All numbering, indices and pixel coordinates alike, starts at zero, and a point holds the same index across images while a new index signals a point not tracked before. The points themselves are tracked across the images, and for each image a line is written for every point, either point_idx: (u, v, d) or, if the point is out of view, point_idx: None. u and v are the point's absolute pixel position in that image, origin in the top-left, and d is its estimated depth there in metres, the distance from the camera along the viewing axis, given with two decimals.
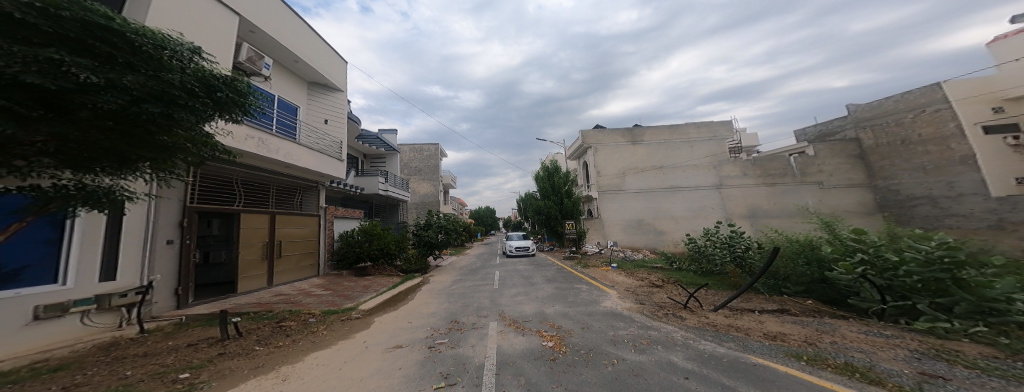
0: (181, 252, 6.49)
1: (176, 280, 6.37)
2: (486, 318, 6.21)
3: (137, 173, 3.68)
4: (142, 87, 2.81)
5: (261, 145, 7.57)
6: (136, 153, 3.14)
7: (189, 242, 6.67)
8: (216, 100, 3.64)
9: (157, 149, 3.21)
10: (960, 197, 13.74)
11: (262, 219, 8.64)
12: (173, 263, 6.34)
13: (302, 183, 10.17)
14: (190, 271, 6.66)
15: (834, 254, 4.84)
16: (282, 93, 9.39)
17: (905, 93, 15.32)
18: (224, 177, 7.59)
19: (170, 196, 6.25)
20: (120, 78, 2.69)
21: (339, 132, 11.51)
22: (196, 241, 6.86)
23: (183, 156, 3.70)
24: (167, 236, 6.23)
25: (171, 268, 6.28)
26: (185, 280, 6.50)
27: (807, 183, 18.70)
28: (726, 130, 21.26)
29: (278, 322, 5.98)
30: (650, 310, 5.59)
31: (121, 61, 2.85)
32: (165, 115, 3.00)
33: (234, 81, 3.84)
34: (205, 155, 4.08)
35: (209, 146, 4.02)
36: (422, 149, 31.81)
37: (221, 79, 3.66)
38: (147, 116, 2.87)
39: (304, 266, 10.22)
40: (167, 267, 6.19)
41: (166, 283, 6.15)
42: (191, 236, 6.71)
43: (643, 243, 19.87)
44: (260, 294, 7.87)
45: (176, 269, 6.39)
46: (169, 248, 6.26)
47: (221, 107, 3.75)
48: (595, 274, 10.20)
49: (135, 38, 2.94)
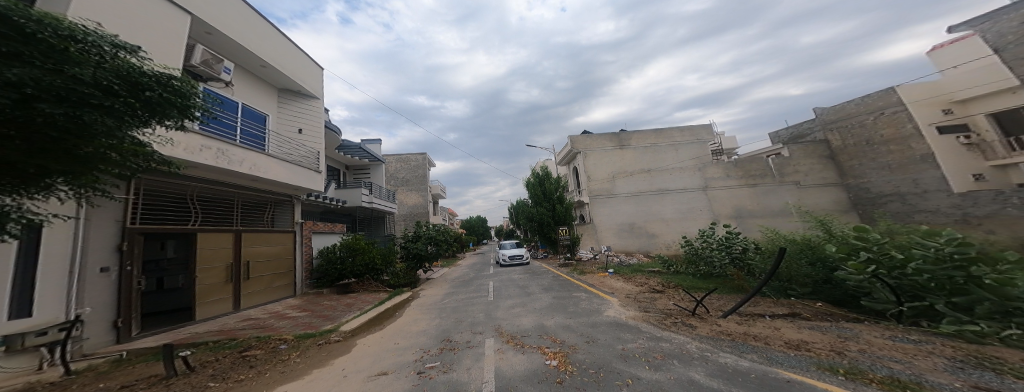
0: (120, 281, 5.61)
1: (115, 311, 5.48)
2: (481, 335, 5.69)
3: (45, 187, 3.02)
4: (40, 83, 2.45)
5: (220, 155, 6.81)
6: (43, 165, 2.68)
7: (132, 269, 5.78)
8: (145, 101, 3.28)
9: (73, 161, 2.82)
10: (925, 193, 14.48)
11: (225, 237, 7.78)
12: (109, 293, 5.44)
13: (273, 196, 9.36)
14: (134, 300, 5.81)
15: (840, 254, 4.69)
16: (247, 100, 8.63)
17: (865, 97, 16.25)
18: (178, 191, 6.76)
19: (104, 212, 5.43)
20: (7, 71, 2.33)
21: (316, 141, 10.75)
22: (141, 267, 5.97)
23: (103, 169, 3.25)
24: (101, 262, 5.37)
25: (109, 299, 5.40)
26: (126, 311, 5.61)
27: (785, 183, 19.40)
28: (707, 133, 21.88)
29: (242, 351, 5.21)
30: (657, 319, 5.29)
31: (11, 53, 2.50)
32: (72, 117, 2.61)
33: (169, 79, 3.50)
34: (134, 167, 3.63)
35: (140, 155, 3.58)
36: (408, 159, 30.96)
37: (152, 77, 3.32)
38: (47, 118, 2.49)
39: (278, 286, 9.34)
40: (102, 297, 5.31)
41: (102, 316, 5.26)
42: (134, 261, 5.85)
43: (636, 247, 19.87)
44: (223, 320, 6.99)
45: (114, 300, 5.49)
46: (104, 277, 5.38)
47: (152, 108, 3.38)
48: (593, 281, 9.88)
49: (28, 24, 2.60)
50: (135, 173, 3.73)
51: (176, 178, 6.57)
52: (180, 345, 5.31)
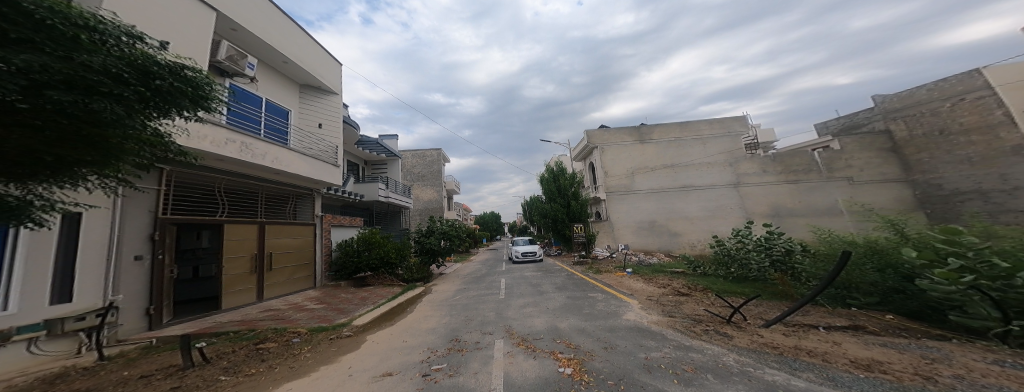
0: (152, 269, 5.88)
1: (147, 299, 5.74)
2: (492, 336, 5.37)
3: (77, 180, 2.93)
4: (47, 70, 2.22)
5: (244, 149, 7.05)
6: (63, 156, 2.52)
7: (163, 258, 6.05)
8: (157, 91, 3.03)
9: (95, 151, 2.66)
10: (1015, 190, 12.38)
11: (250, 228, 8.07)
12: (142, 281, 5.71)
13: (295, 190, 9.64)
14: (166, 288, 6.09)
15: (921, 259, 3.87)
16: (271, 96, 8.94)
17: (940, 81, 14.14)
18: (206, 184, 7.04)
19: (137, 204, 5.69)
20: (12, 56, 2.09)
21: (335, 136, 10.99)
22: (172, 256, 6.24)
23: (127, 160, 3.17)
24: (136, 250, 5.62)
25: (141, 286, 5.66)
26: (157, 299, 5.86)
27: (833, 179, 17.50)
28: (740, 125, 20.21)
29: (256, 344, 5.24)
30: (683, 325, 4.72)
31: (16, 38, 2.24)
32: (81, 106, 2.36)
33: (182, 69, 3.26)
34: (152, 156, 3.54)
35: (158, 145, 3.45)
36: (425, 155, 31.43)
37: (165, 67, 3.08)
38: (55, 107, 2.26)
39: (298, 278, 9.60)
40: (136, 285, 5.58)
41: (135, 302, 5.51)
42: (165, 250, 6.11)
43: (657, 246, 18.82)
44: (246, 310, 7.23)
45: (147, 288, 5.76)
46: (138, 265, 5.64)
47: (163, 98, 3.13)
48: (610, 281, 9.26)
49: (37, 10, 2.31)
50: (153, 163, 3.68)
51: (204, 171, 6.83)
52: (202, 335, 5.44)
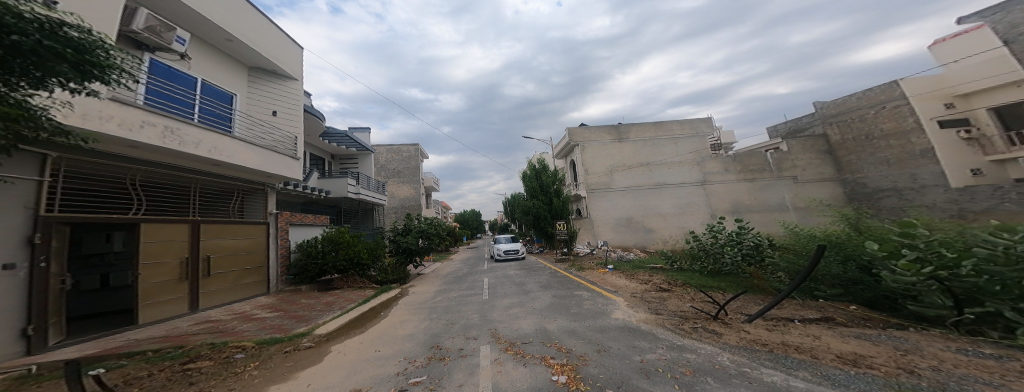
0: (32, 281, 4.64)
1: (23, 317, 4.53)
2: (476, 342, 5.03)
3: None
4: None
5: (167, 134, 5.96)
6: None
7: (47, 266, 4.85)
8: (14, 46, 2.49)
9: None
10: (922, 188, 14.37)
11: (180, 228, 6.91)
12: (16, 296, 4.47)
13: (240, 184, 8.47)
14: (52, 303, 4.90)
15: (882, 253, 4.15)
16: (210, 77, 7.66)
17: (867, 90, 15.99)
18: (114, 175, 5.84)
19: (5, 199, 4.42)
20: None
21: (293, 125, 9.82)
22: (58, 264, 5.00)
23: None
24: (3, 258, 4.38)
25: (13, 304, 4.43)
26: (39, 317, 4.66)
27: (783, 178, 19.33)
28: (707, 127, 21.50)
29: (185, 363, 4.40)
30: (672, 323, 4.81)
31: None
32: None
33: (60, 27, 2.74)
34: (16, 131, 2.92)
35: (25, 117, 2.85)
36: (400, 150, 29.84)
37: (30, 20, 2.55)
38: None
39: (247, 283, 8.51)
40: (6, 301, 4.37)
41: (5, 322, 4.31)
42: (50, 256, 4.90)
43: (633, 242, 19.63)
44: (175, 323, 6.16)
45: (25, 306, 4.56)
46: (8, 276, 4.42)
47: (28, 57, 2.60)
48: (594, 278, 9.34)
49: None
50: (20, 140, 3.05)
51: (107, 158, 5.64)
52: (107, 356, 4.46)
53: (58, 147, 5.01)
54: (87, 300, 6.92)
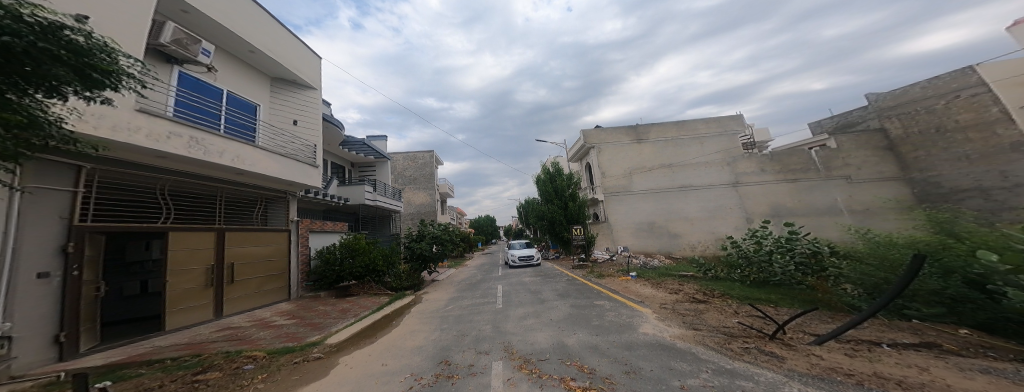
0: (66, 289, 4.70)
1: (58, 323, 4.58)
2: (488, 358, 4.54)
3: None
4: None
5: (192, 144, 6.16)
6: None
7: (79, 274, 4.88)
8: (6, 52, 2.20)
9: None
10: (1017, 187, 12.21)
11: (206, 237, 7.06)
12: (51, 303, 4.54)
13: (263, 193, 8.69)
14: (84, 312, 4.93)
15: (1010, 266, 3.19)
16: (234, 88, 8.00)
17: (933, 79, 13.96)
18: (144, 185, 6.01)
19: (43, 209, 4.55)
20: None
21: (313, 134, 10.10)
22: (91, 272, 5.08)
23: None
24: (40, 267, 4.46)
25: (49, 311, 4.49)
26: (72, 323, 4.72)
27: (832, 177, 17.34)
28: (737, 124, 19.96)
29: (195, 374, 4.26)
30: (714, 341, 4.07)
31: None
32: None
33: (59, 29, 2.45)
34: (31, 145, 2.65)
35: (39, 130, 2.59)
36: (417, 157, 30.38)
37: (25, 22, 2.27)
38: None
39: (269, 289, 8.62)
40: (39, 309, 4.39)
41: (40, 328, 4.36)
42: (82, 264, 4.94)
43: (657, 248, 18.36)
44: (198, 330, 6.22)
45: (56, 315, 4.56)
46: (42, 285, 4.45)
47: (24, 64, 2.31)
48: (615, 286, 8.54)
49: None
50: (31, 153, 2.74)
51: (137, 169, 5.82)
52: (129, 364, 4.44)
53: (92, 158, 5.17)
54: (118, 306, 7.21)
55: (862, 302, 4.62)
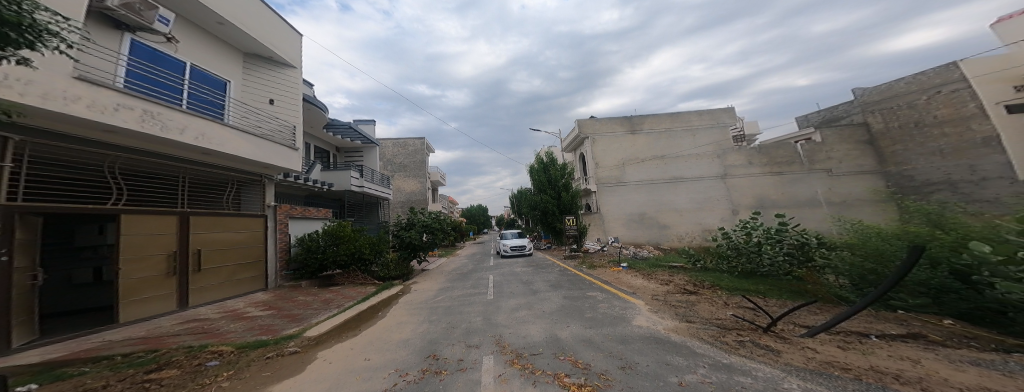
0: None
1: None
2: (478, 352, 4.37)
3: None
4: None
5: (147, 118, 5.58)
6: None
7: (9, 260, 4.39)
8: None
9: None
10: (983, 182, 12.81)
11: (167, 221, 6.56)
12: None
13: (233, 175, 8.16)
14: (15, 302, 4.46)
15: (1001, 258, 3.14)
16: (200, 62, 7.28)
17: (918, 74, 14.23)
18: (89, 162, 5.43)
19: None
20: None
21: (291, 115, 9.44)
22: (21, 260, 4.56)
23: None
24: None
25: None
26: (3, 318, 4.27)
27: (815, 171, 17.85)
28: (728, 117, 20.16)
29: (148, 373, 3.91)
30: (708, 335, 4.01)
31: None
32: None
33: None
34: None
35: None
36: (407, 144, 29.46)
37: None
38: None
39: (241, 279, 8.20)
40: None
41: None
42: (13, 249, 4.44)
43: (646, 238, 18.65)
44: (158, 322, 5.81)
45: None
46: None
47: None
48: (607, 277, 8.52)
49: None
50: None
51: (79, 144, 5.23)
52: (72, 362, 4.08)
53: (21, 130, 4.57)
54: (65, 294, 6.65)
55: (852, 294, 4.61)
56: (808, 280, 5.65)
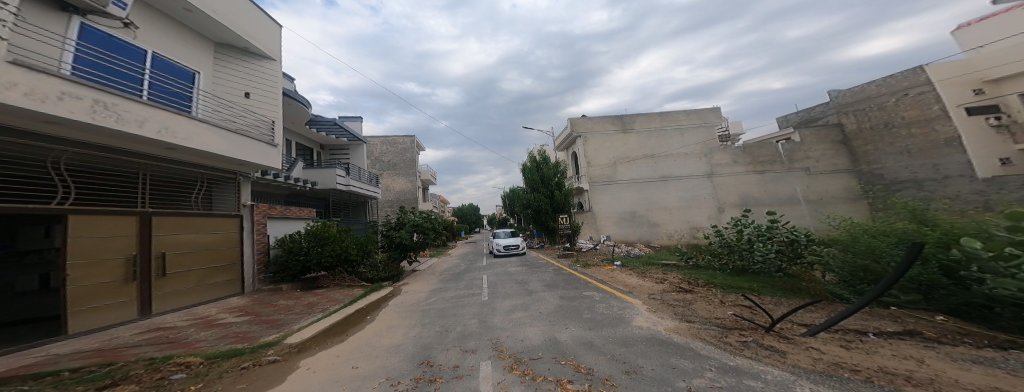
0: None
1: None
2: (474, 357, 4.16)
3: None
4: None
5: (97, 108, 5.01)
6: None
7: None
8: None
9: None
10: (946, 180, 13.61)
11: (125, 222, 5.98)
12: None
13: (202, 172, 7.57)
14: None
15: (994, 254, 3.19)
16: (164, 51, 6.67)
17: (888, 77, 14.79)
18: (27, 155, 4.83)
19: None
20: None
21: (268, 109, 8.85)
22: None
23: None
24: None
25: None
26: None
27: (795, 169, 18.62)
28: (714, 117, 20.64)
29: (102, 388, 3.48)
30: (710, 335, 3.97)
31: None
32: None
33: None
34: None
35: None
36: (395, 141, 28.68)
37: None
38: None
39: (214, 284, 7.64)
40: None
41: None
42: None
43: (637, 236, 18.90)
44: (116, 333, 5.27)
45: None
46: None
47: None
48: (602, 276, 8.48)
49: None
50: None
51: (12, 135, 4.61)
52: (9, 380, 3.57)
53: None
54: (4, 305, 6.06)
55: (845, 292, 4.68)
56: (800, 277, 5.79)
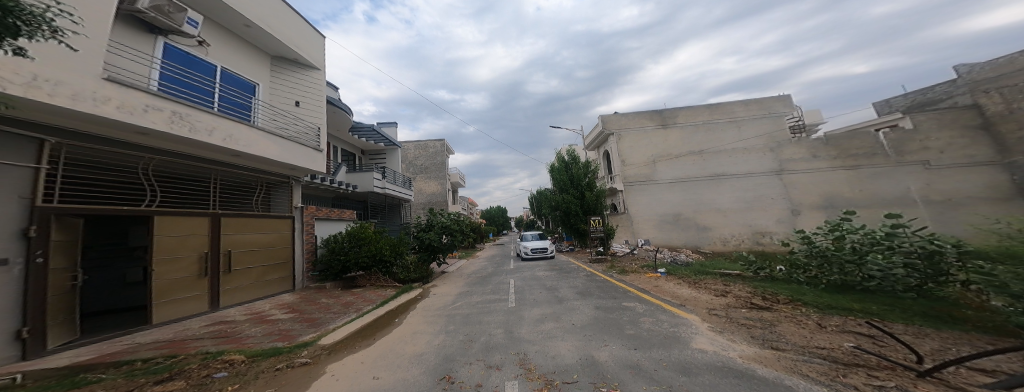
0: (30, 277, 4.18)
1: (18, 318, 4.04)
2: (498, 376, 3.57)
3: None
4: None
5: (176, 120, 5.61)
6: None
7: (44, 261, 4.36)
8: None
9: None
10: None
11: (199, 222, 6.64)
12: (9, 296, 3.99)
13: (263, 177, 8.29)
14: (52, 304, 4.42)
15: None
16: (230, 65, 7.45)
17: None
18: (125, 163, 5.56)
19: None
20: None
21: (317, 116, 9.53)
22: (58, 259, 4.55)
23: None
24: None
25: (8, 303, 3.98)
26: (37, 318, 4.21)
27: (906, 163, 15.16)
28: (782, 105, 17.71)
29: (160, 382, 3.60)
30: (816, 371, 2.86)
31: None
32: None
33: None
34: None
35: None
36: (427, 146, 29.84)
37: None
38: None
39: (270, 280, 8.22)
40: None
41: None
42: (48, 250, 4.42)
43: (682, 241, 16.80)
44: (187, 324, 5.76)
45: (18, 307, 4.05)
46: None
47: None
48: (644, 285, 7.29)
49: None
50: None
51: (114, 146, 5.32)
52: (95, 365, 3.91)
53: (61, 133, 4.65)
54: (105, 293, 7.08)
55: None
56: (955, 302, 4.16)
